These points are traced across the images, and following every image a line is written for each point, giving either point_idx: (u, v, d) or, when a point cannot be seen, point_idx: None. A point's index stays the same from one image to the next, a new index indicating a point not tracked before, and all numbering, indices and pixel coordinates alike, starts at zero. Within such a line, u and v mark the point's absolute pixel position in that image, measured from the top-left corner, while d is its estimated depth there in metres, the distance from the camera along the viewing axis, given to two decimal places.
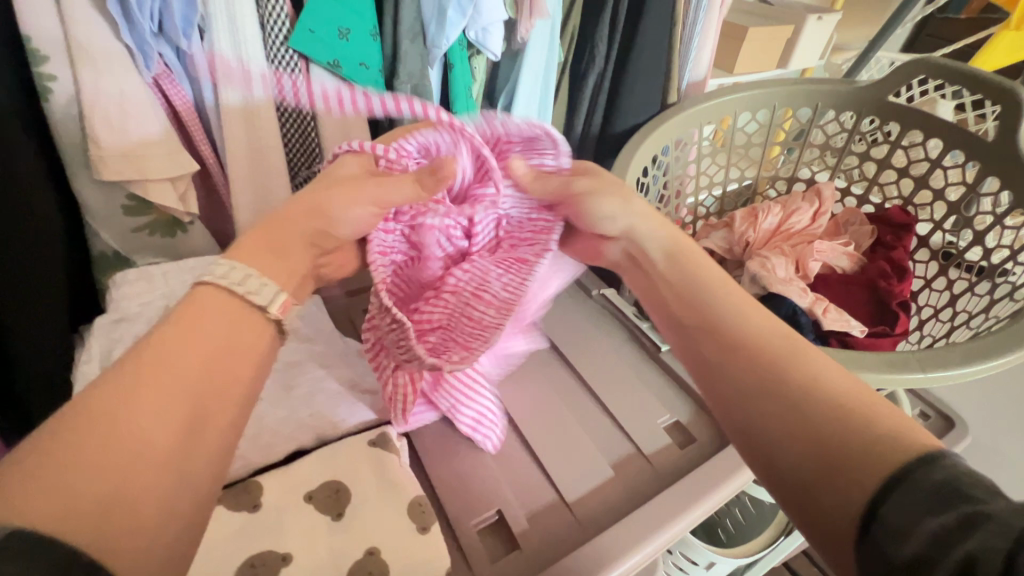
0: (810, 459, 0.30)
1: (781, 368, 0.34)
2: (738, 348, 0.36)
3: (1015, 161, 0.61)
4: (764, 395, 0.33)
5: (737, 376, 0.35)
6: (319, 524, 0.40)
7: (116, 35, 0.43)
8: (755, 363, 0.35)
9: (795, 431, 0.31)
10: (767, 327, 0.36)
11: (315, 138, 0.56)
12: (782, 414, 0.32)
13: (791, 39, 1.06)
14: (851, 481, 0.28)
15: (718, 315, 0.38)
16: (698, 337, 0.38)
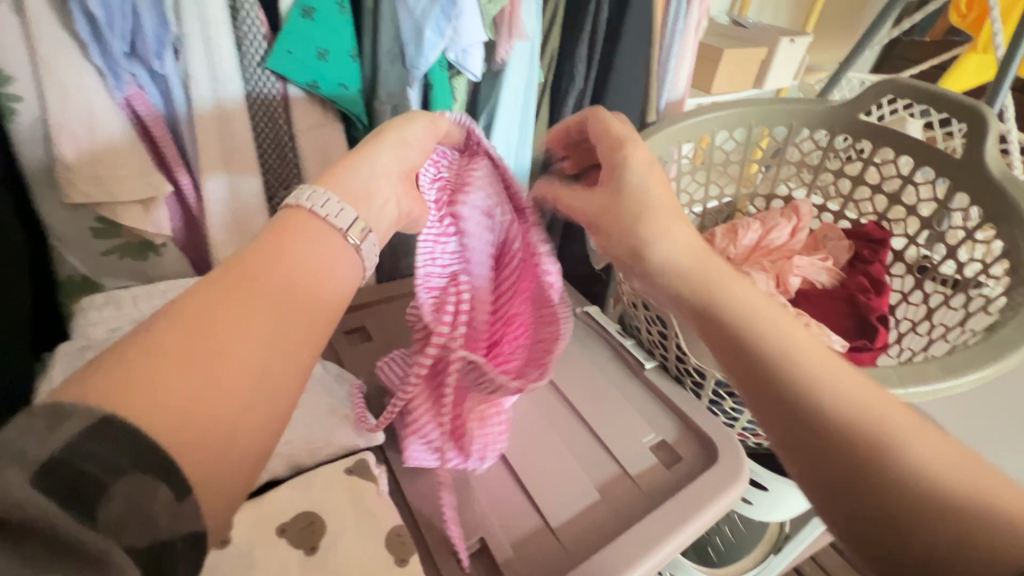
0: (913, 547, 0.27)
1: (836, 392, 0.30)
2: (810, 417, 0.30)
3: (982, 177, 0.62)
4: (844, 477, 0.29)
5: (810, 446, 0.30)
6: (291, 559, 0.38)
7: (85, 56, 0.42)
8: (831, 429, 0.29)
9: (890, 516, 0.27)
10: (842, 380, 0.31)
11: (292, 159, 0.56)
12: (850, 449, 0.29)
13: (765, 60, 1.09)
14: (936, 514, 0.26)
15: (785, 369, 0.31)
16: (749, 356, 0.33)
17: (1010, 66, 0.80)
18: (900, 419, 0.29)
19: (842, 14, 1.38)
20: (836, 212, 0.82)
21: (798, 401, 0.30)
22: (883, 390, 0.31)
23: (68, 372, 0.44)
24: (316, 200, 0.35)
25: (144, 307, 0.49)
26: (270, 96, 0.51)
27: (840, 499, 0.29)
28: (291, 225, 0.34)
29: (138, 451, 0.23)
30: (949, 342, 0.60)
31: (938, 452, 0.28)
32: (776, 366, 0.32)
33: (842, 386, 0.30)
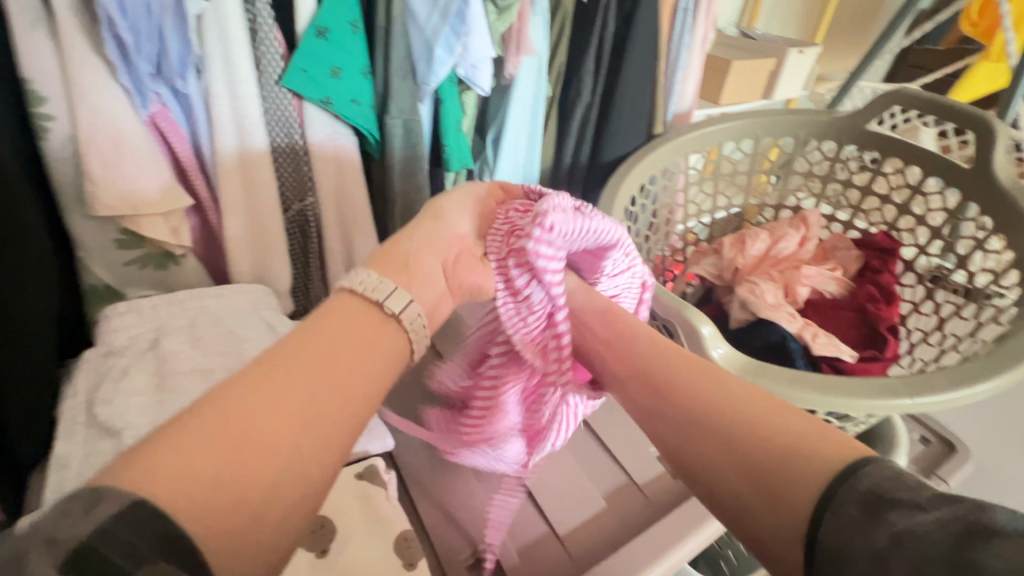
0: (744, 477, 0.33)
1: (703, 410, 0.37)
2: (664, 398, 0.39)
3: (992, 187, 0.62)
4: (697, 440, 0.36)
5: (669, 425, 0.38)
6: (301, 562, 0.39)
7: (113, 76, 0.44)
8: (673, 403, 0.38)
9: (724, 458, 0.34)
10: (677, 367, 0.40)
11: (308, 172, 0.58)
12: (717, 448, 0.35)
13: (773, 71, 1.10)
14: (784, 496, 0.31)
15: (642, 362, 0.41)
16: (632, 384, 0.41)
17: (1022, 75, 0.79)
18: (727, 387, 0.37)
19: (852, 23, 1.38)
20: (845, 222, 0.82)
21: (653, 385, 0.40)
22: (750, 396, 0.36)
23: (92, 379, 0.46)
24: (372, 282, 0.37)
25: (164, 316, 0.51)
26: (286, 113, 0.53)
27: (693, 457, 0.36)
28: (340, 309, 0.36)
29: (180, 499, 0.25)
30: (961, 352, 0.59)
31: (754, 404, 0.36)
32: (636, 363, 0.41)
33: (679, 374, 0.39)
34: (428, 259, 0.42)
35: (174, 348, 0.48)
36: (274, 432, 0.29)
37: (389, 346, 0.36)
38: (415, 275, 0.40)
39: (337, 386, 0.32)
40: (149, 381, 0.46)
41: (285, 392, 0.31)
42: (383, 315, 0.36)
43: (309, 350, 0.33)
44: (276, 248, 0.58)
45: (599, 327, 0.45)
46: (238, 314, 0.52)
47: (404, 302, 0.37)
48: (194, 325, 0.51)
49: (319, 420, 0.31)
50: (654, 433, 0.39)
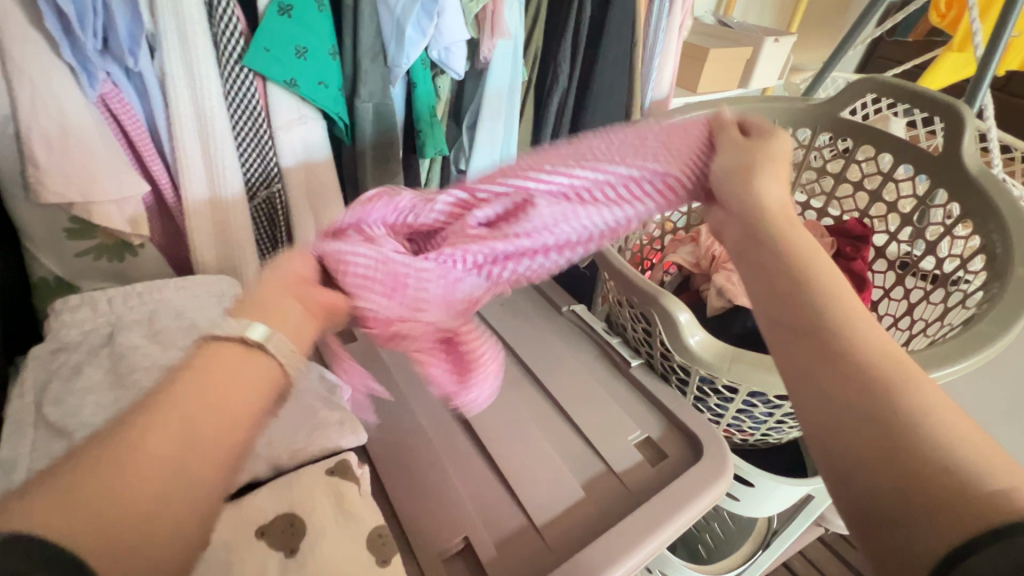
0: (893, 474, 0.25)
1: (877, 375, 0.28)
2: (849, 370, 0.28)
3: (960, 174, 0.63)
4: (854, 397, 0.27)
5: (831, 389, 0.28)
6: (271, 562, 0.38)
7: (55, 52, 0.41)
8: (846, 366, 0.28)
9: (890, 461, 0.25)
10: (878, 342, 0.29)
11: (274, 158, 0.55)
12: (869, 419, 0.26)
13: (750, 59, 1.10)
14: (937, 516, 0.23)
15: (840, 329, 0.30)
16: (792, 327, 0.31)
17: (988, 64, 0.81)
18: (941, 394, 0.27)
19: (825, 15, 1.40)
20: (819, 210, 0.83)
21: (818, 334, 0.30)
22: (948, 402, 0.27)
23: (43, 377, 0.43)
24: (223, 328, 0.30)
25: (120, 310, 0.48)
26: (249, 95, 0.51)
27: (835, 433, 0.27)
28: (206, 359, 0.29)
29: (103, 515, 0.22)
30: (930, 336, 0.60)
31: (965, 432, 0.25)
32: (828, 322, 0.30)
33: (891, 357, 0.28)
34: (280, 297, 0.38)
35: (131, 343, 0.46)
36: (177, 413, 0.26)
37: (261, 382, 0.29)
38: (276, 312, 0.36)
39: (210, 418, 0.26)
40: (104, 378, 0.43)
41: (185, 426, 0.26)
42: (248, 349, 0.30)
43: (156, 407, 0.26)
44: (242, 237, 0.56)
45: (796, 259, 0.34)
46: (200, 308, 0.50)
47: (267, 330, 0.30)
48: (153, 318, 0.48)
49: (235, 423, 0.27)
50: (807, 390, 0.29)
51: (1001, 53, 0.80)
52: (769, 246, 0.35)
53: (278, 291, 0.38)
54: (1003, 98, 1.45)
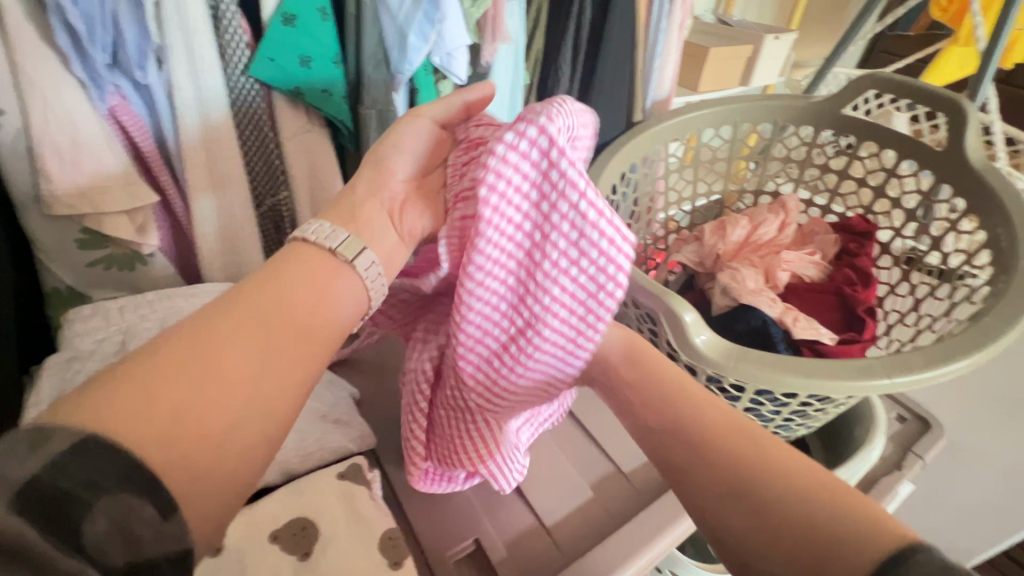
0: (778, 542, 0.32)
1: (740, 463, 0.35)
2: (697, 449, 0.37)
3: (965, 169, 0.63)
4: (736, 493, 0.34)
5: (680, 460, 0.37)
6: (284, 565, 0.38)
7: (67, 68, 0.42)
8: (722, 471, 0.35)
9: (764, 524, 0.33)
10: (723, 426, 0.37)
11: (279, 166, 0.57)
12: (743, 507, 0.34)
13: (751, 57, 1.10)
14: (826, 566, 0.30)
15: (689, 419, 0.38)
16: (658, 428, 0.39)
17: (991, 58, 0.80)
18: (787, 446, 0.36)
19: (825, 11, 1.40)
20: (823, 206, 0.83)
21: (685, 439, 0.38)
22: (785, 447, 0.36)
23: (57, 386, 0.44)
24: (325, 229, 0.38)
25: (131, 318, 0.49)
26: (255, 106, 0.52)
27: (718, 510, 0.35)
28: (298, 254, 0.37)
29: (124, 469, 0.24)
30: (937, 332, 0.60)
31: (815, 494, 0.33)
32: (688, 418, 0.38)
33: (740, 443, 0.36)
34: (373, 208, 0.42)
35: None
36: (247, 328, 0.33)
37: (345, 294, 0.37)
38: (367, 226, 0.41)
39: (297, 320, 0.34)
40: None
41: (239, 344, 0.32)
42: (329, 254, 0.37)
43: (257, 288, 0.35)
44: (249, 244, 0.56)
45: (620, 369, 0.42)
46: None
47: (358, 250, 0.38)
48: (164, 327, 0.49)
49: (284, 356, 0.33)
50: (672, 470, 0.38)
51: (1004, 46, 0.80)
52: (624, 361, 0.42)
53: (369, 200, 0.42)
54: (1006, 90, 1.44)
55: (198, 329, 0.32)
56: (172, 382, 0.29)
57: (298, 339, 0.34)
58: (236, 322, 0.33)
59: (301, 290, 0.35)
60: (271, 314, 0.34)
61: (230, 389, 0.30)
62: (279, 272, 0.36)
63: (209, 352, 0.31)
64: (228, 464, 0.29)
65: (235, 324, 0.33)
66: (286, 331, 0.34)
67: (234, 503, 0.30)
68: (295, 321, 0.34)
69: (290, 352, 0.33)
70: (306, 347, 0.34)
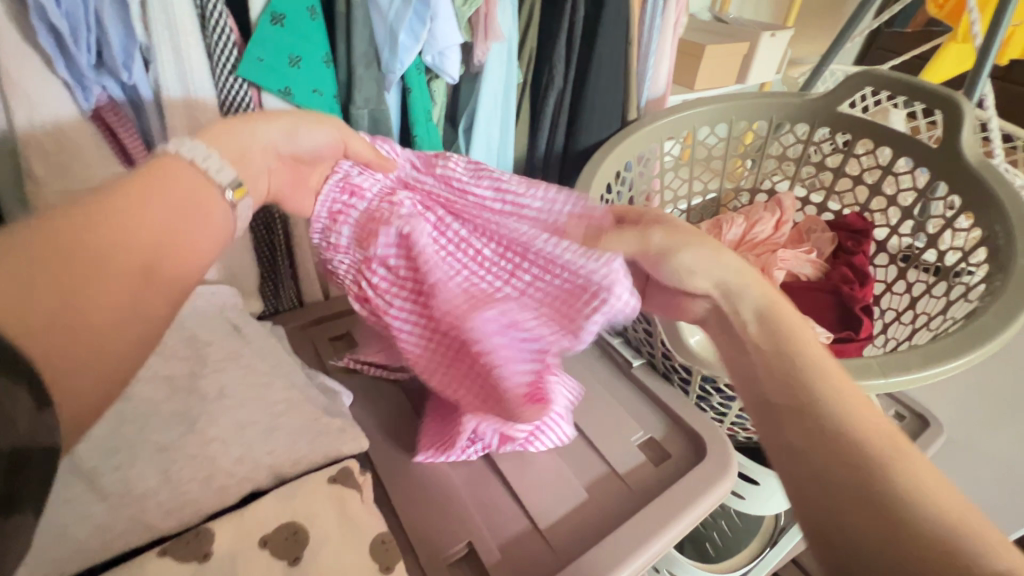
0: (879, 539, 0.28)
1: (870, 454, 0.31)
2: (819, 424, 0.32)
3: (961, 165, 0.63)
4: (851, 479, 0.30)
5: (795, 431, 0.33)
6: (274, 570, 0.38)
7: (50, 69, 0.41)
8: (839, 450, 0.31)
9: (873, 518, 0.29)
10: (863, 415, 0.32)
11: None
12: (853, 496, 0.30)
13: (747, 55, 1.10)
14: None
15: (820, 394, 0.33)
16: (781, 398, 0.34)
17: (987, 54, 0.80)
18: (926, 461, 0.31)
19: (822, 8, 1.39)
20: (819, 204, 0.83)
21: (807, 407, 0.33)
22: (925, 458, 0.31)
23: None
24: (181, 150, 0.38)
25: None
26: (245, 106, 0.51)
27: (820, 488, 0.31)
28: (164, 176, 0.36)
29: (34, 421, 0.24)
30: (933, 330, 0.60)
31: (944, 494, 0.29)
32: (808, 381, 0.34)
33: (866, 426, 0.32)
34: (258, 154, 0.43)
35: None
36: (103, 222, 0.32)
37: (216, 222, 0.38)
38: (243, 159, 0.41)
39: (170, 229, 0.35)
40: None
41: (105, 239, 0.32)
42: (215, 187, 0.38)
43: (120, 199, 0.33)
44: (239, 245, 0.56)
45: (754, 333, 0.37)
46: (202, 318, 0.50)
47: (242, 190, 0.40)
48: None
49: (143, 271, 0.33)
50: (783, 439, 0.34)
51: (1000, 42, 0.79)
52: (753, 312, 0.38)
53: (260, 142, 0.43)
54: (1002, 86, 1.44)
55: (81, 212, 0.32)
56: (46, 287, 0.28)
57: (173, 257, 0.34)
58: (112, 215, 0.33)
59: (163, 212, 0.35)
60: (150, 232, 0.34)
61: (95, 304, 0.30)
62: (158, 175, 0.36)
63: (72, 243, 0.31)
64: (103, 369, 0.30)
65: (127, 221, 0.33)
66: (153, 240, 0.34)
67: (113, 389, 0.31)
68: (141, 258, 0.33)
69: (165, 272, 0.34)
70: (181, 264, 0.35)
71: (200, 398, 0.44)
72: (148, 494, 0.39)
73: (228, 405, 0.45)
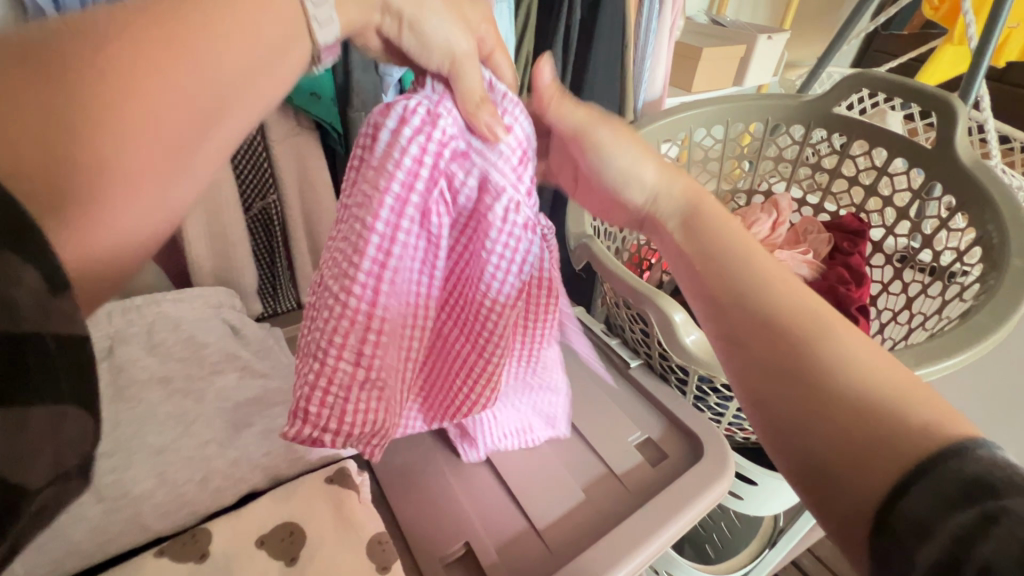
0: (819, 421, 0.30)
1: (807, 350, 0.32)
2: (765, 324, 0.34)
3: (955, 166, 0.63)
4: (792, 372, 0.32)
5: (747, 336, 0.35)
6: (270, 571, 0.38)
7: None
8: (781, 349, 0.33)
9: (818, 409, 0.30)
10: (804, 310, 0.34)
11: (269, 169, 0.56)
12: (794, 399, 0.32)
13: (744, 57, 1.10)
14: (879, 460, 0.28)
15: (758, 298, 0.35)
16: (732, 310, 0.36)
17: (982, 56, 0.80)
18: (873, 347, 0.32)
19: (818, 11, 1.40)
20: (816, 205, 0.83)
21: (747, 310, 0.35)
22: (864, 342, 0.32)
23: None
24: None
25: (118, 323, 0.48)
26: None
27: (775, 390, 0.33)
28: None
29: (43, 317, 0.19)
30: (928, 330, 0.60)
31: (883, 363, 0.31)
32: (740, 289, 0.36)
33: (800, 309, 0.34)
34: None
35: (130, 356, 0.46)
36: (184, 37, 0.28)
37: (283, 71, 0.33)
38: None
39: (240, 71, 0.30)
40: (104, 391, 0.44)
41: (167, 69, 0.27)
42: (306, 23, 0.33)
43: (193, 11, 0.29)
44: (237, 246, 0.56)
45: (687, 240, 0.40)
46: (199, 319, 0.50)
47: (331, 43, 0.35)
48: (151, 331, 0.48)
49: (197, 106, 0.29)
50: (739, 346, 0.35)
51: (995, 44, 0.80)
52: (676, 212, 0.41)
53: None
54: (999, 88, 1.45)
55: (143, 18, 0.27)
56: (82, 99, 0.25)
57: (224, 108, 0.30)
58: (181, 35, 0.28)
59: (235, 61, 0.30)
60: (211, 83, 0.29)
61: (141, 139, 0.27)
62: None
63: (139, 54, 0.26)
64: (140, 234, 0.30)
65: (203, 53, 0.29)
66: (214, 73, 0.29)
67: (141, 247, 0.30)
68: (211, 92, 0.29)
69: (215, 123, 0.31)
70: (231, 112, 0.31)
71: (197, 399, 0.45)
72: (145, 495, 0.39)
73: (225, 406, 0.45)
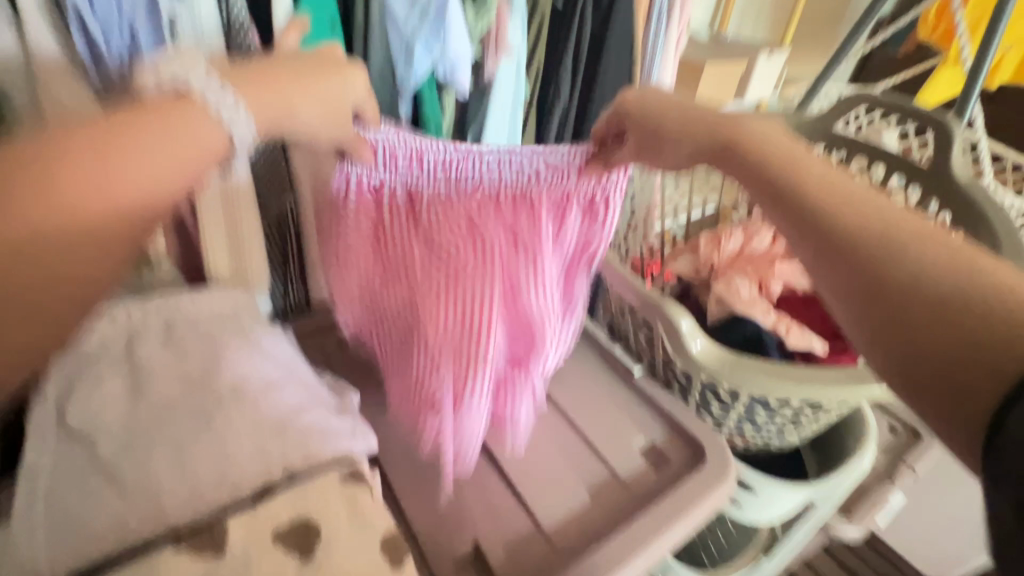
0: (922, 324, 0.29)
1: (894, 257, 0.31)
2: (837, 237, 0.33)
3: (950, 185, 0.65)
4: (877, 281, 0.31)
5: (833, 243, 0.33)
6: (285, 566, 0.38)
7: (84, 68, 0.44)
8: (863, 260, 0.32)
9: (911, 316, 0.30)
10: (881, 216, 0.33)
11: (286, 171, 0.58)
12: (887, 307, 0.31)
13: (745, 72, 1.13)
14: (983, 363, 0.27)
15: (832, 211, 0.34)
16: (808, 225, 0.34)
17: (975, 78, 0.83)
18: (955, 243, 0.31)
19: (816, 30, 1.43)
20: None
21: (824, 228, 0.34)
22: (943, 244, 0.31)
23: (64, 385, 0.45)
24: (160, 66, 0.34)
25: (138, 320, 0.50)
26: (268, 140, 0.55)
27: (860, 301, 0.32)
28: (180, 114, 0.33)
29: None
30: None
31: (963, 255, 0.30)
32: (807, 205, 0.35)
33: (874, 213, 0.33)
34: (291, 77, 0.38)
35: (149, 353, 0.47)
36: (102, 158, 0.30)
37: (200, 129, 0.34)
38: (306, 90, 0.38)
39: (155, 187, 0.32)
40: (124, 387, 0.45)
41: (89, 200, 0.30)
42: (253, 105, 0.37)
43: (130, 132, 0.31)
44: (251, 248, 0.58)
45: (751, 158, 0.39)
46: (217, 319, 0.52)
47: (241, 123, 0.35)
48: (170, 329, 0.50)
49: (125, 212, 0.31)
50: (824, 256, 0.34)
51: (988, 66, 0.82)
52: (727, 152, 0.40)
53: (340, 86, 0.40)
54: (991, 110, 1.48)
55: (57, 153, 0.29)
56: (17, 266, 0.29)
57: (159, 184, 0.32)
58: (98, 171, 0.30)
59: (156, 147, 0.32)
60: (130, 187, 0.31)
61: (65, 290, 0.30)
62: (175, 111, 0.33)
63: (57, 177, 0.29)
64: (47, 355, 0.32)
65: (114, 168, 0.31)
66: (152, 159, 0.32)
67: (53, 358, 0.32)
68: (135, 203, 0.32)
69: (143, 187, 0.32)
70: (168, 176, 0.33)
71: (214, 396, 0.45)
72: (163, 488, 0.40)
73: (241, 403, 0.46)
